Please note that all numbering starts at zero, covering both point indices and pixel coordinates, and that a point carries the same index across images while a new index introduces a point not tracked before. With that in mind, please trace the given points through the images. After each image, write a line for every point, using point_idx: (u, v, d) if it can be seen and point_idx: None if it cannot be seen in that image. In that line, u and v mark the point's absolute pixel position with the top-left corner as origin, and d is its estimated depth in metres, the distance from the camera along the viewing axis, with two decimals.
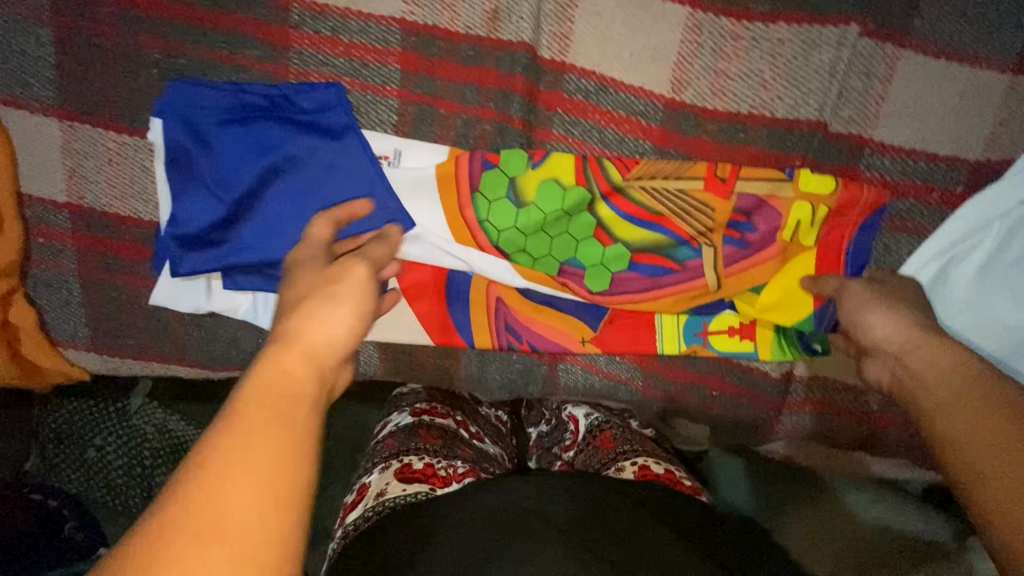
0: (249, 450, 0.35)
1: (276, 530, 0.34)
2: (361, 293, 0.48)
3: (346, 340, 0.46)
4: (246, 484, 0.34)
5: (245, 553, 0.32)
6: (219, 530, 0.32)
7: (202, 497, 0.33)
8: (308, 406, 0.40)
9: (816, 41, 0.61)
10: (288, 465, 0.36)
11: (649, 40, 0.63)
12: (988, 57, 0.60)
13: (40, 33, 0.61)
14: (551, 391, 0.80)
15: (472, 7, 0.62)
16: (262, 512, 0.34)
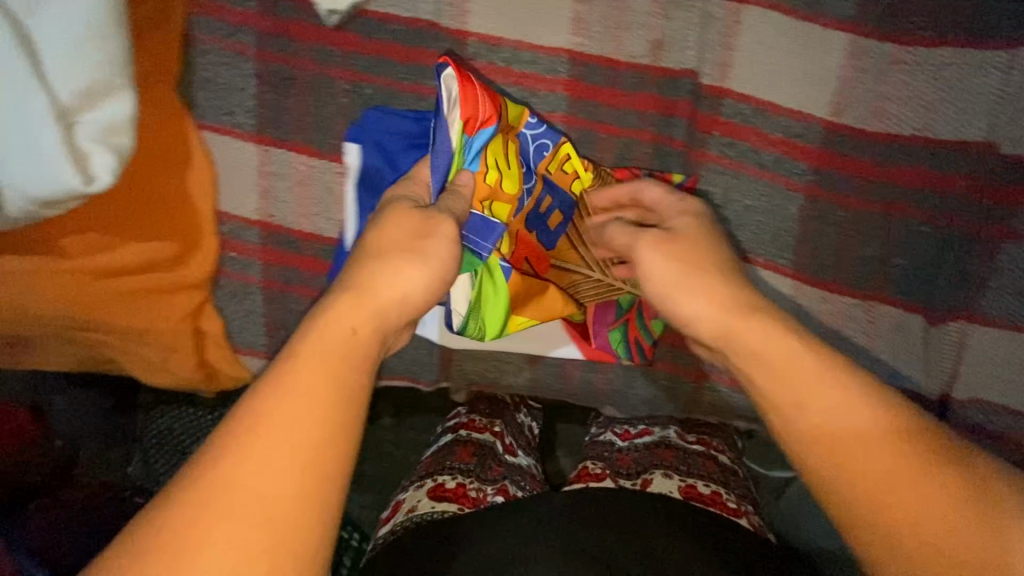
0: (302, 396, 0.41)
1: (333, 464, 0.40)
2: (446, 254, 0.52)
3: (413, 299, 0.50)
4: (292, 425, 0.40)
5: (303, 470, 0.39)
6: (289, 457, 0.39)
7: (261, 422, 0.40)
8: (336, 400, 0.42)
9: (983, 63, 0.63)
10: (330, 423, 0.41)
11: (810, 65, 0.66)
12: None
13: (246, 67, 0.68)
14: (694, 407, 0.77)
15: (638, 38, 0.67)
16: (317, 441, 0.40)
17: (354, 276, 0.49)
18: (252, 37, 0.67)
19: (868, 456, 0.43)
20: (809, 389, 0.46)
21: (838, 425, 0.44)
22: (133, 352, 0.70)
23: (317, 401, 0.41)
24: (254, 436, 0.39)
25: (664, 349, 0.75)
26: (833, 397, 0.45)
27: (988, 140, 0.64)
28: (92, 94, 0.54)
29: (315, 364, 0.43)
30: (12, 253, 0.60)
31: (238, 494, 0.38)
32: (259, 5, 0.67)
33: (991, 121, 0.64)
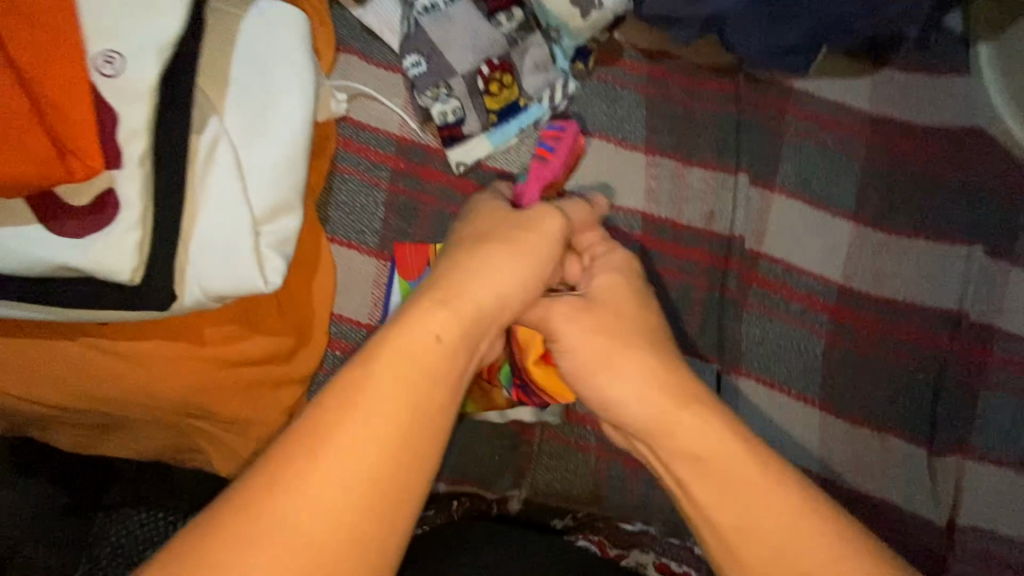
0: (393, 397, 0.45)
1: (398, 473, 0.43)
2: (541, 250, 0.59)
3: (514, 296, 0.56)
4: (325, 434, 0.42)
5: (376, 468, 0.42)
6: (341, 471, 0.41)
7: (354, 416, 0.43)
8: (418, 408, 0.45)
9: (946, 255, 0.85)
10: (392, 439, 0.43)
11: (824, 241, 0.86)
12: None
13: (377, 196, 0.81)
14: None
15: (695, 209, 0.86)
16: (387, 442, 0.43)
17: (437, 288, 0.53)
18: (388, 173, 0.81)
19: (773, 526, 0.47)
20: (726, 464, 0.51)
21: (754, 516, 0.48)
22: (224, 440, 0.72)
23: (399, 401, 0.45)
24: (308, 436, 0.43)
25: None
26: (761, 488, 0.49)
27: (957, 308, 0.84)
28: (275, 212, 0.64)
29: (379, 365, 0.46)
30: (158, 337, 0.65)
31: (334, 482, 0.41)
32: (399, 151, 0.82)
33: (958, 296, 0.84)
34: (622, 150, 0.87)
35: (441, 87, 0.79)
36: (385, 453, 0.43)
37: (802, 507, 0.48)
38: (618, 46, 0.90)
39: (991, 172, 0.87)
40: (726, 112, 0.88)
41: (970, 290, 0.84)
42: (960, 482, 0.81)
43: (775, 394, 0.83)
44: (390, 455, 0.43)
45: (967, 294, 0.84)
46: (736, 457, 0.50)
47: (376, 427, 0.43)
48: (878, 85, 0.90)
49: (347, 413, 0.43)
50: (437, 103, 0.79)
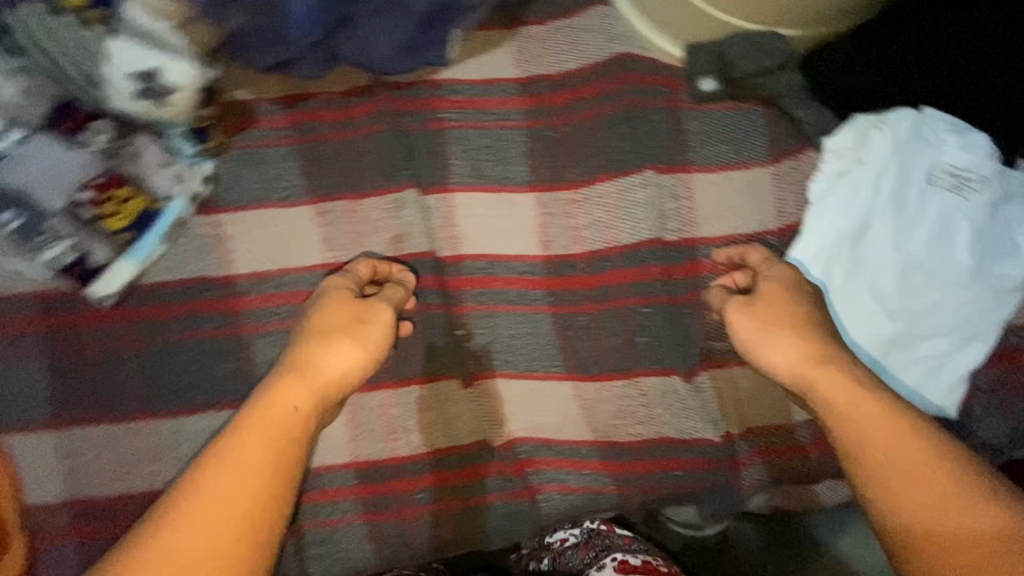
0: (256, 442, 0.58)
1: (243, 499, 0.53)
2: (381, 334, 0.71)
3: (347, 376, 0.68)
4: (259, 429, 0.59)
5: (228, 497, 0.53)
6: (259, 454, 0.57)
7: (210, 466, 0.55)
8: (280, 425, 0.60)
9: (629, 188, 0.84)
10: (262, 494, 0.54)
11: (515, 221, 0.84)
12: (750, 158, 0.85)
13: (33, 366, 0.74)
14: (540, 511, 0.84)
15: (378, 239, 0.82)
16: (264, 471, 0.56)
17: (301, 352, 0.68)
18: (36, 338, 0.74)
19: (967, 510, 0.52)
20: (924, 492, 0.54)
21: (915, 491, 0.54)
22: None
23: (269, 438, 0.58)
24: (259, 419, 0.60)
25: (495, 481, 0.83)
26: (941, 484, 0.54)
27: (659, 227, 0.84)
28: None
29: (256, 405, 0.62)
30: None
31: (218, 499, 0.53)
32: (43, 308, 0.75)
33: (658, 216, 0.84)
34: (287, 211, 0.82)
35: (45, 231, 0.73)
36: (253, 477, 0.55)
37: (997, 531, 0.50)
38: (251, 106, 0.84)
39: (644, 83, 0.87)
40: (383, 130, 0.86)
41: (667, 205, 0.84)
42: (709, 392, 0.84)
43: (521, 388, 0.84)
44: (250, 470, 0.55)
45: (666, 210, 0.84)
46: (900, 449, 0.57)
47: (257, 464, 0.56)
48: (519, 49, 0.89)
49: (205, 454, 0.57)
50: (48, 249, 0.73)
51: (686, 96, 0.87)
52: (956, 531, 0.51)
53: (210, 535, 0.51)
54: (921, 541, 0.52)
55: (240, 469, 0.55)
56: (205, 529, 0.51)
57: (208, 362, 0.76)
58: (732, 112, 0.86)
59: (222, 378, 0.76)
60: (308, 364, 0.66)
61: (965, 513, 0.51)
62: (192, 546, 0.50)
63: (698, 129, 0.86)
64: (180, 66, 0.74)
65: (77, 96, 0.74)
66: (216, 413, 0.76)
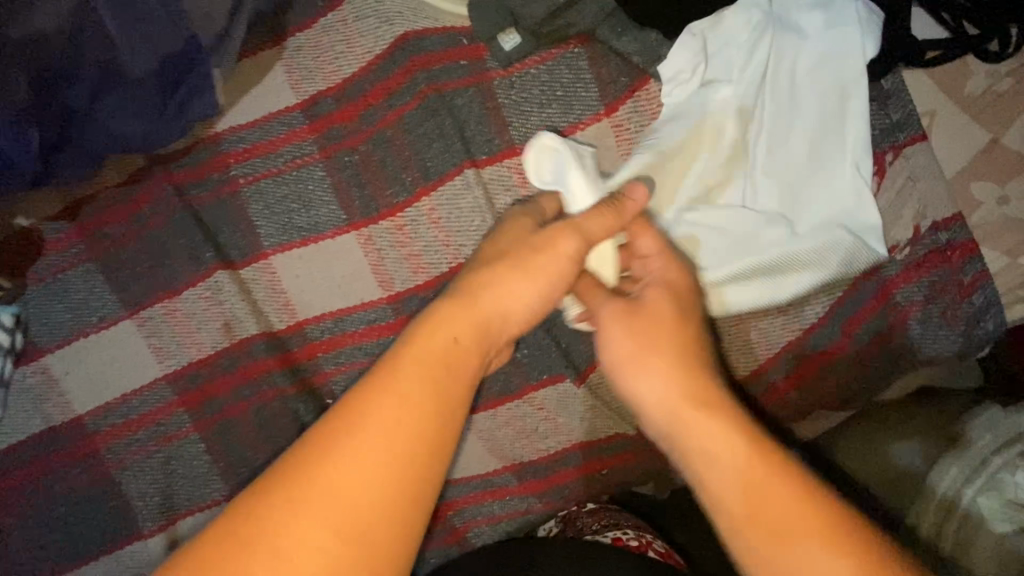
0: (394, 422, 0.42)
1: (385, 489, 0.40)
2: (563, 269, 0.53)
3: (518, 317, 0.52)
4: (427, 364, 0.45)
5: (373, 484, 0.40)
6: (398, 430, 0.42)
7: (359, 428, 0.41)
8: (426, 382, 0.44)
9: (453, 194, 0.73)
10: (384, 493, 0.40)
11: (345, 268, 0.75)
12: (582, 113, 0.71)
13: None
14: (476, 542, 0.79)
15: (210, 332, 0.75)
16: (398, 463, 0.41)
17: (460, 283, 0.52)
18: None
19: (784, 505, 0.44)
20: (786, 522, 0.44)
21: (767, 509, 0.45)
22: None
23: (420, 398, 0.43)
24: (417, 355, 0.45)
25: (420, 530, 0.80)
26: (773, 488, 0.45)
27: None
28: None
29: (439, 326, 0.47)
30: None
31: (336, 474, 0.40)
32: None
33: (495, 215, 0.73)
34: (107, 332, 0.76)
35: None
36: (387, 462, 0.41)
37: (805, 493, 0.45)
38: (35, 231, 0.77)
39: (434, 64, 0.73)
40: (176, 212, 0.77)
41: (500, 199, 0.73)
42: (610, 385, 0.76)
43: None
44: (350, 463, 0.40)
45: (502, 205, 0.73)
46: (754, 452, 0.47)
47: (363, 432, 0.41)
48: (290, 69, 0.76)
49: (390, 375, 0.44)
50: None
51: (488, 61, 0.72)
52: (784, 516, 0.44)
53: (348, 499, 0.39)
54: (716, 504, 0.47)
55: (411, 408, 0.43)
56: (354, 486, 0.40)
57: (82, 510, 0.74)
58: (546, 65, 0.71)
59: (101, 521, 0.74)
60: (473, 299, 0.50)
61: (787, 479, 0.45)
62: (342, 511, 0.39)
63: (513, 97, 0.72)
64: None
65: None
66: (110, 556, 0.74)
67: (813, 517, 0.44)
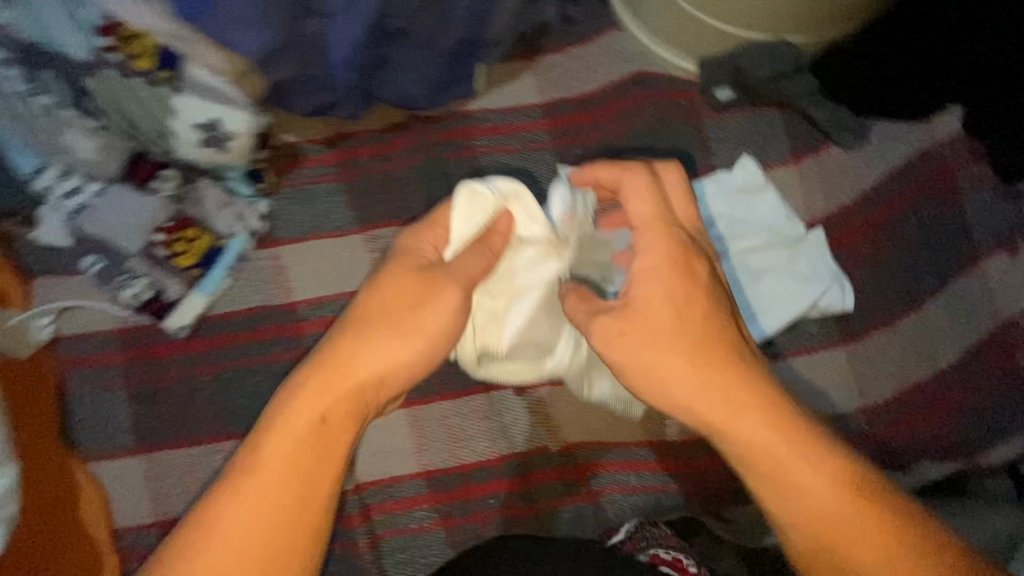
0: (305, 437, 0.53)
1: (320, 459, 0.53)
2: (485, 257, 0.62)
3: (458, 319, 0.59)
4: (343, 351, 0.55)
5: (289, 491, 0.51)
6: (304, 454, 0.52)
7: (273, 440, 0.52)
8: (334, 401, 0.54)
9: None
10: (300, 491, 0.52)
11: None
12: (773, 158, 0.88)
13: (121, 396, 0.81)
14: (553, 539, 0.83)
15: None
16: (306, 471, 0.52)
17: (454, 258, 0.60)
18: (120, 371, 0.81)
19: (811, 493, 0.54)
20: (835, 502, 0.53)
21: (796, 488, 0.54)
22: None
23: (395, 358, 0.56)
24: (314, 388, 0.54)
25: (558, 485, 0.84)
26: (820, 468, 0.54)
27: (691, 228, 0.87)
28: None
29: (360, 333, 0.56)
30: None
31: (261, 472, 0.51)
32: (125, 344, 0.82)
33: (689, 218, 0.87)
34: (339, 240, 0.89)
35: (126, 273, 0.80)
36: (330, 443, 0.53)
37: (834, 480, 0.54)
38: (298, 147, 0.91)
39: (660, 99, 0.92)
40: (420, 162, 0.93)
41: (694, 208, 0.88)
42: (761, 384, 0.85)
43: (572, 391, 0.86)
44: (287, 468, 0.52)
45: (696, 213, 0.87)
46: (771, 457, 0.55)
47: (313, 402, 0.54)
48: (541, 77, 0.96)
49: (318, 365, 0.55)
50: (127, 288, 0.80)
51: (703, 105, 0.91)
52: (822, 511, 0.53)
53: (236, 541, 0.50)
54: (760, 480, 0.55)
55: (310, 445, 0.53)
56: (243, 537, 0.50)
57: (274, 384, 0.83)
58: (750, 117, 0.90)
59: None
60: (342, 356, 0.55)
61: (812, 460, 0.54)
62: (243, 541, 0.50)
63: (719, 134, 0.90)
64: (237, 115, 0.79)
65: (141, 148, 0.79)
66: None
67: (825, 497, 0.53)
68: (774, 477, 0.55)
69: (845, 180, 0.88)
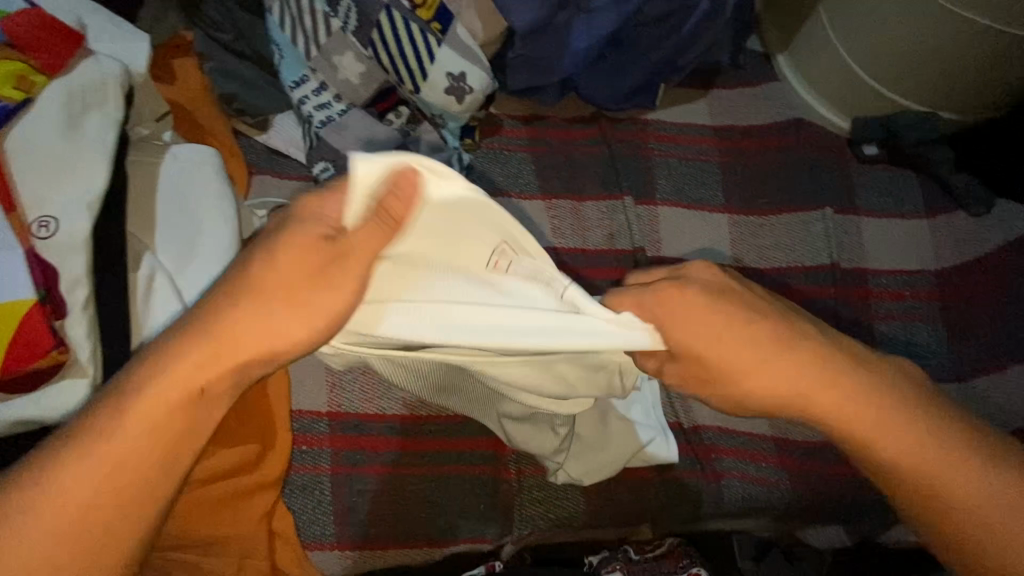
0: (238, 333, 0.51)
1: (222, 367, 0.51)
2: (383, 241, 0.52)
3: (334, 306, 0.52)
4: (283, 287, 0.51)
5: (216, 379, 0.51)
6: (236, 357, 0.51)
7: (243, 320, 0.51)
8: (245, 334, 0.51)
9: (808, 220, 1.00)
10: (214, 382, 0.51)
11: (709, 234, 0.99)
12: (908, 209, 1.02)
13: None
14: (636, 515, 0.87)
15: (597, 235, 0.98)
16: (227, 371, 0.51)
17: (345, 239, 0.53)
18: None
19: (958, 472, 0.53)
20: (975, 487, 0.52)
21: (945, 471, 0.53)
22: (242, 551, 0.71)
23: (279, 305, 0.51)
24: (215, 338, 0.50)
25: (687, 459, 0.89)
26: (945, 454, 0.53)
27: (833, 251, 0.98)
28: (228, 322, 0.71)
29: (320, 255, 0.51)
30: None
31: (250, 344, 0.51)
32: None
33: (833, 241, 0.99)
34: (523, 201, 0.99)
35: None
36: (243, 357, 0.51)
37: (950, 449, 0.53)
38: (499, 118, 1.04)
39: (814, 142, 1.06)
40: (601, 150, 1.04)
41: (838, 236, 0.99)
42: None
43: None
44: (233, 345, 0.51)
45: (839, 240, 0.99)
46: (911, 437, 0.54)
47: (268, 312, 0.51)
48: (712, 105, 1.10)
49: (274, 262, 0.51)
50: None
51: (850, 155, 1.06)
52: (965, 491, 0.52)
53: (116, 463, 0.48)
54: (926, 490, 0.53)
55: (182, 407, 0.50)
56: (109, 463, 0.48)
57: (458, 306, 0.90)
58: (890, 172, 1.04)
59: None
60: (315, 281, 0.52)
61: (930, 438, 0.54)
62: (166, 419, 0.50)
63: (864, 180, 1.03)
64: (481, 75, 0.90)
65: (392, 83, 0.90)
66: None
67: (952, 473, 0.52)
68: (928, 487, 0.53)
69: (971, 241, 1.00)
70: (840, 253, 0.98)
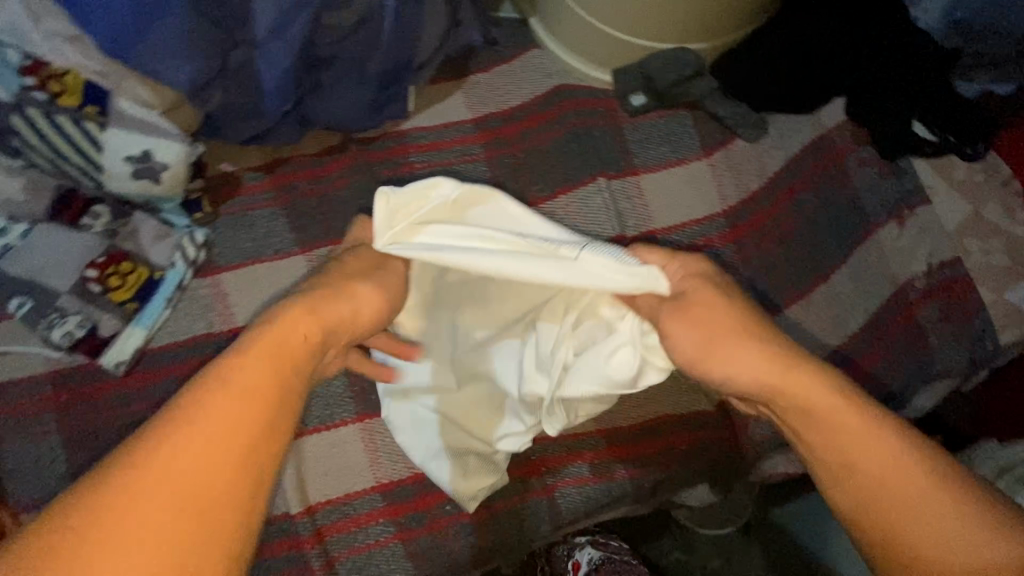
0: (243, 403, 0.52)
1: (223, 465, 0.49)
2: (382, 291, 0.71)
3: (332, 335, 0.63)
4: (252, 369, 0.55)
5: (207, 464, 0.48)
6: (233, 437, 0.51)
7: (214, 397, 0.52)
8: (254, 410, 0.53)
9: (587, 194, 0.94)
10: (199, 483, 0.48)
11: None
12: (685, 154, 0.97)
13: (54, 440, 0.78)
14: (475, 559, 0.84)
15: None
16: (217, 450, 0.49)
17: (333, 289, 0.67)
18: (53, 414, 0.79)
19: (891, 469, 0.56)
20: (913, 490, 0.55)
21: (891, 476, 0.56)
22: None
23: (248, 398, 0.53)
24: (188, 442, 0.49)
25: (514, 483, 0.86)
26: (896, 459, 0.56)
27: (618, 220, 0.93)
28: None
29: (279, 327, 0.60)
30: None
31: (228, 418, 0.51)
32: (54, 385, 0.80)
33: (617, 210, 0.93)
34: (279, 262, 0.89)
35: (50, 312, 0.78)
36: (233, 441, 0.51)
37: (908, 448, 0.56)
38: (236, 175, 0.93)
39: (580, 106, 0.99)
40: (359, 178, 0.95)
41: (621, 203, 0.94)
42: None
43: None
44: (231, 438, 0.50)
45: (622, 207, 0.94)
46: (855, 427, 0.58)
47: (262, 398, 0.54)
48: (470, 95, 1.01)
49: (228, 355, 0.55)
50: (55, 328, 0.78)
51: (620, 111, 0.99)
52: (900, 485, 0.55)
53: (167, 509, 0.46)
54: (844, 475, 0.58)
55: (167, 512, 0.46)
56: (152, 511, 0.45)
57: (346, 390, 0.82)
58: (662, 119, 0.98)
59: None
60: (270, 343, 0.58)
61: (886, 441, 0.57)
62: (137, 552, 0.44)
63: (637, 136, 0.98)
64: (170, 147, 0.80)
65: (72, 184, 0.80)
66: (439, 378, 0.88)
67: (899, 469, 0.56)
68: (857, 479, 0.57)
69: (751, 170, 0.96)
70: (625, 220, 0.93)
